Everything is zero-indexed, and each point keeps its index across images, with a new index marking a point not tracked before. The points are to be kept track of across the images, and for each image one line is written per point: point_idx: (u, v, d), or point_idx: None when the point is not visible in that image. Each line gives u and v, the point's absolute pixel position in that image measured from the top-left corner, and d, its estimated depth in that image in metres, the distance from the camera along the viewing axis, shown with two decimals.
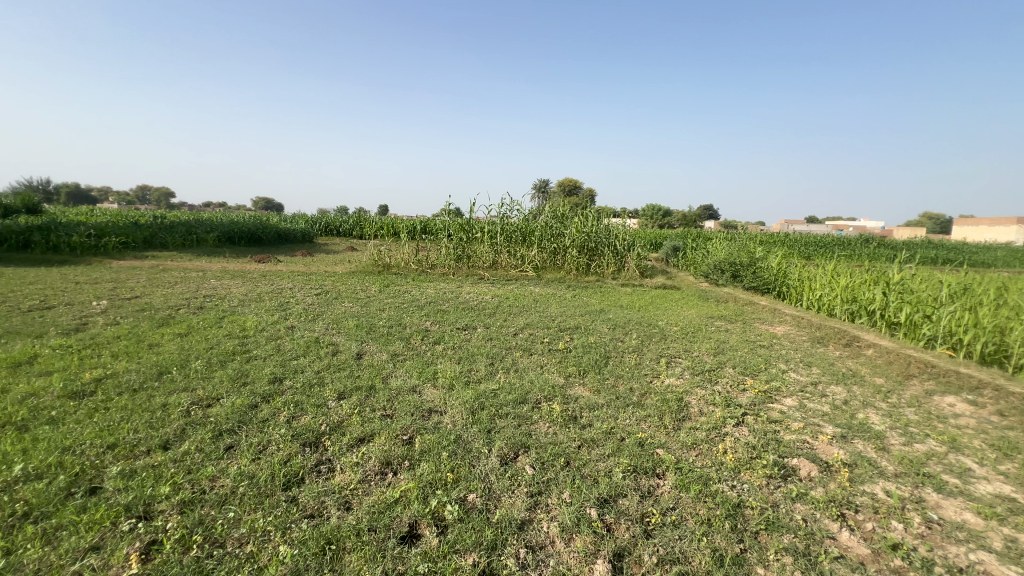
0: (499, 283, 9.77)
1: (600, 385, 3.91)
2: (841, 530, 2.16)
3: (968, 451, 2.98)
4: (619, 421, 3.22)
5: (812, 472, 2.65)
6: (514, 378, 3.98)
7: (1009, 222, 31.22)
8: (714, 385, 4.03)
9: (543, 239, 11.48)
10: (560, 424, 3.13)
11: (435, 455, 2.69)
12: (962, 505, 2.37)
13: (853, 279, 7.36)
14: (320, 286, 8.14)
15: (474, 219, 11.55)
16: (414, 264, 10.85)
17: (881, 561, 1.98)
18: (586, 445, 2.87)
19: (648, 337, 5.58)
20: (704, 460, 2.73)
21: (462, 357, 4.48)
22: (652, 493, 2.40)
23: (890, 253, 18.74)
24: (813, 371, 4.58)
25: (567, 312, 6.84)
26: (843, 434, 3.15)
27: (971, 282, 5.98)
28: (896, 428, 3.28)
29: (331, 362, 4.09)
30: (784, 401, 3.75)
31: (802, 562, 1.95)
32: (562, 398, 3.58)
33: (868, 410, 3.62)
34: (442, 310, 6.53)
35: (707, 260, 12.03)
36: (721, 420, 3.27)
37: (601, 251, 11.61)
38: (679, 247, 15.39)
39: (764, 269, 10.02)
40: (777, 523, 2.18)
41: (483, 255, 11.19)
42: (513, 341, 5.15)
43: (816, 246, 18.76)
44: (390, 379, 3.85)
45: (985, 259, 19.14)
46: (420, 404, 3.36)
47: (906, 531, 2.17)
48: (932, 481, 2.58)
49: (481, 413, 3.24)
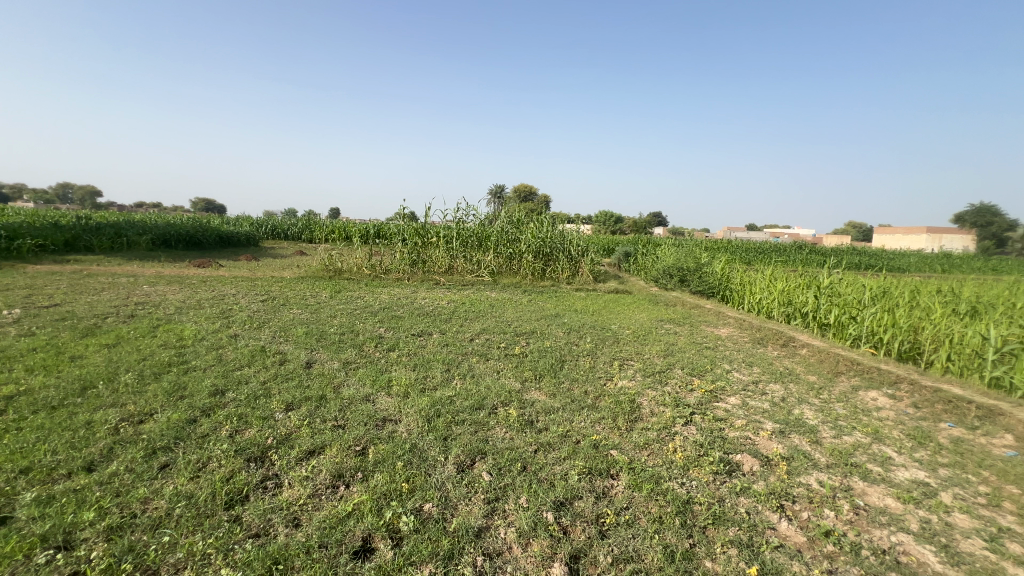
0: (455, 288, 9.72)
1: (555, 389, 3.95)
2: (780, 521, 2.29)
3: (889, 441, 3.25)
4: (574, 423, 3.27)
5: (754, 466, 2.80)
6: (470, 384, 3.96)
7: (920, 231, 34.47)
8: (665, 386, 4.17)
9: (499, 244, 11.52)
10: (516, 429, 3.14)
11: (390, 465, 2.62)
12: (884, 491, 2.58)
13: (788, 283, 7.88)
14: (267, 292, 7.78)
15: (429, 223, 11.42)
16: (367, 269, 10.60)
17: (815, 548, 2.12)
18: (543, 448, 2.90)
19: (602, 340, 5.71)
20: (655, 459, 2.83)
21: (417, 364, 4.41)
22: (607, 494, 2.46)
23: (820, 259, 20.25)
24: (754, 370, 4.85)
25: (523, 317, 6.91)
26: (781, 430, 3.35)
27: (890, 286, 6.56)
28: (827, 422, 3.53)
29: (278, 372, 3.90)
30: (728, 400, 3.94)
31: (745, 552, 2.05)
32: (519, 402, 3.60)
33: (803, 406, 3.87)
34: (397, 316, 6.41)
35: (656, 266, 12.51)
36: (671, 421, 3.39)
37: (556, 256, 11.79)
38: (630, 253, 15.92)
39: (709, 274, 10.53)
40: (722, 517, 2.28)
41: (439, 259, 11.08)
42: (470, 346, 5.12)
43: (756, 252, 19.94)
44: (343, 388, 3.72)
45: (901, 265, 21.02)
46: (374, 413, 3.26)
47: (837, 518, 2.33)
48: (859, 470, 2.79)
49: (437, 421, 3.19)
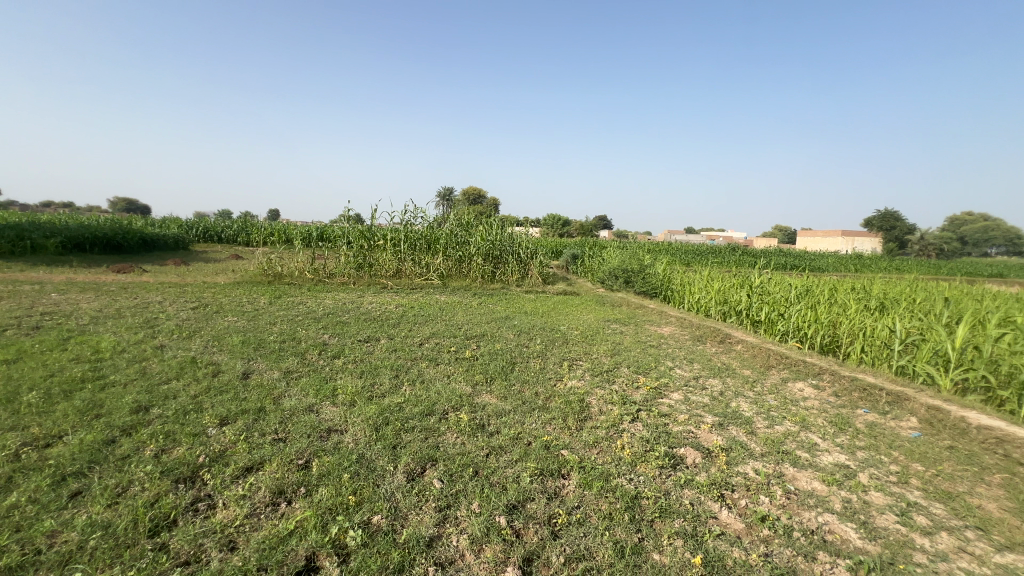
0: (403, 292, 9.52)
1: (506, 391, 3.95)
2: (721, 510, 2.41)
3: (814, 429, 3.51)
4: (525, 425, 3.28)
5: (696, 459, 2.93)
6: (420, 389, 3.87)
7: (836, 234, 37.70)
8: (612, 385, 4.29)
9: (448, 246, 11.40)
10: (468, 434, 3.11)
11: (335, 478, 2.51)
12: (812, 475, 2.77)
13: (723, 283, 8.36)
14: (198, 298, 7.26)
15: (376, 225, 11.12)
16: (310, 273, 10.16)
17: (753, 533, 2.24)
18: (495, 452, 2.88)
19: (552, 342, 5.78)
20: (605, 456, 2.89)
21: (364, 371, 4.26)
22: (558, 494, 2.48)
23: (751, 260, 21.67)
24: (694, 366, 5.09)
25: (473, 320, 6.88)
26: (721, 422, 3.53)
27: (812, 284, 7.12)
28: (761, 413, 3.76)
29: (210, 385, 3.63)
30: (672, 396, 4.11)
31: (690, 542, 2.14)
32: (470, 407, 3.56)
33: (740, 399, 4.10)
34: (342, 322, 6.17)
35: (602, 267, 12.88)
36: (619, 418, 3.48)
37: (505, 259, 11.85)
38: (577, 255, 16.30)
39: (651, 275, 10.97)
40: (668, 510, 2.36)
41: (386, 263, 10.81)
42: (419, 351, 5.02)
43: (694, 254, 21.05)
44: (283, 399, 3.52)
45: (821, 265, 22.89)
46: (318, 424, 3.12)
47: (771, 503, 2.48)
48: (789, 457, 2.99)
49: (385, 429, 3.10)
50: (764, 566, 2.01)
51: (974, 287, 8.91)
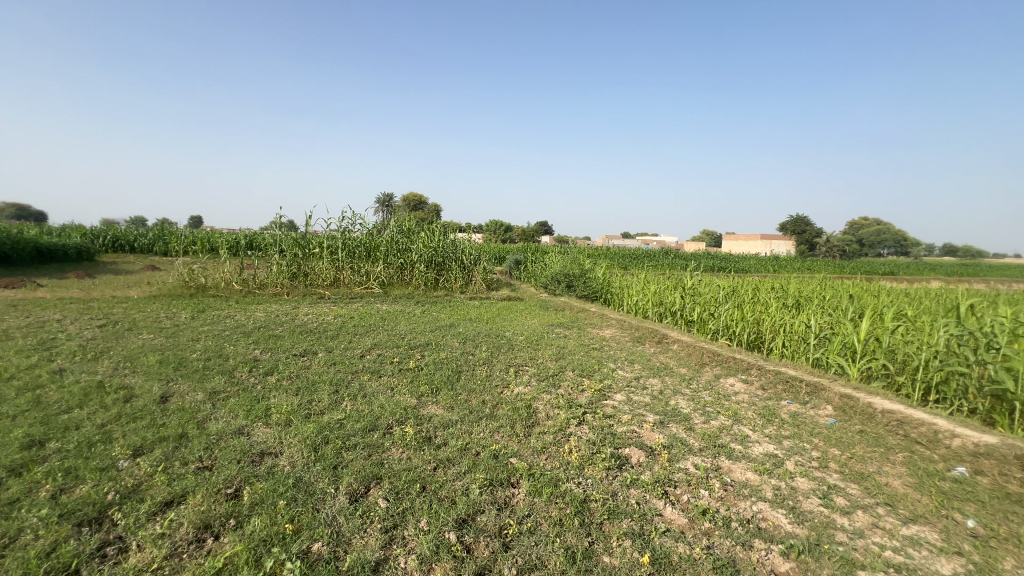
0: (341, 301, 9.15)
1: (452, 401, 3.87)
2: (665, 507, 2.49)
3: (745, 421, 3.74)
4: (473, 435, 3.23)
5: (640, 458, 3.02)
6: (362, 404, 3.71)
7: (756, 238, 40.85)
8: (558, 389, 4.34)
9: (389, 254, 11.10)
10: (414, 448, 3.01)
11: (270, 506, 2.33)
12: (745, 466, 2.94)
13: (659, 286, 8.77)
14: (106, 314, 6.55)
15: (311, 233, 10.62)
16: (238, 284, 9.51)
17: (695, 527, 2.33)
18: (442, 464, 2.81)
19: (498, 348, 5.77)
20: (553, 461, 2.91)
21: (300, 387, 4.02)
22: (508, 504, 2.46)
23: (683, 263, 22.94)
24: (635, 367, 5.27)
25: (416, 328, 6.73)
26: (662, 421, 3.66)
27: (737, 285, 7.64)
28: (698, 410, 3.95)
29: (121, 412, 3.26)
30: (615, 397, 4.22)
31: (638, 541, 2.19)
32: (415, 419, 3.46)
33: (678, 397, 4.29)
34: (275, 336, 5.80)
35: (545, 272, 13.10)
36: (565, 422, 3.52)
37: (448, 265, 11.73)
38: (520, 260, 16.49)
39: (592, 279, 11.30)
40: (616, 511, 2.41)
41: (323, 272, 10.35)
42: (360, 364, 4.82)
43: (630, 258, 21.94)
44: (209, 422, 3.24)
45: (745, 266, 24.63)
46: (249, 448, 2.89)
47: (710, 496, 2.60)
48: (724, 450, 3.15)
49: (325, 448, 2.93)
50: (707, 558, 2.10)
51: (871, 284, 9.98)
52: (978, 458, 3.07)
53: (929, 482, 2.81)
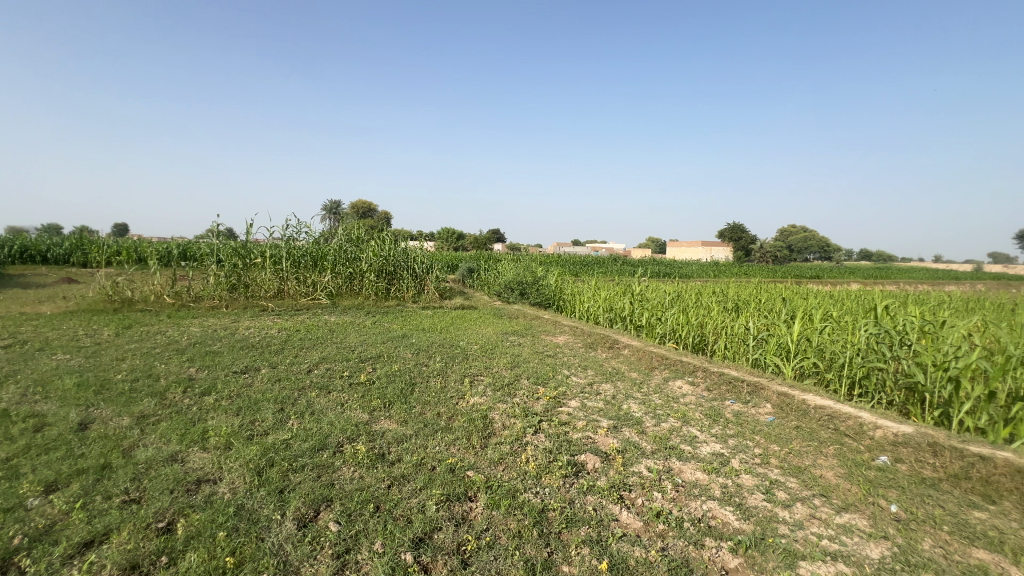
0: (286, 314, 8.74)
1: (406, 415, 3.77)
2: (621, 511, 2.54)
3: (693, 422, 3.89)
4: (428, 449, 3.16)
5: (596, 464, 3.06)
6: (310, 422, 3.53)
7: (698, 246, 43.00)
8: (514, 398, 4.34)
9: (336, 263, 10.73)
10: (366, 466, 2.90)
11: (207, 539, 2.16)
12: (695, 467, 3.06)
13: (609, 292, 9.01)
14: (13, 333, 5.90)
15: (251, 241, 10.09)
16: (170, 297, 8.86)
17: (650, 530, 2.39)
18: (397, 482, 2.73)
19: (452, 358, 5.70)
20: (510, 472, 2.90)
21: (241, 407, 3.77)
22: (466, 519, 2.42)
23: (631, 270, 23.76)
24: (588, 373, 5.37)
25: (367, 340, 6.53)
26: (615, 425, 3.74)
27: (682, 291, 7.98)
28: (649, 413, 4.07)
29: (31, 444, 2.93)
30: (570, 404, 4.27)
31: (596, 548, 2.21)
32: (367, 435, 3.34)
33: (630, 401, 4.40)
34: (212, 352, 5.43)
35: (498, 280, 13.14)
36: (522, 431, 3.52)
37: (400, 275, 11.52)
38: (473, 268, 16.45)
39: (545, 286, 11.45)
40: (574, 519, 2.42)
41: (266, 283, 9.86)
42: (307, 379, 4.59)
43: (580, 265, 22.44)
44: (136, 450, 2.97)
45: (688, 272, 25.81)
46: (184, 476, 2.67)
47: (663, 498, 2.68)
48: (675, 452, 3.27)
49: (270, 472, 2.76)
50: (662, 560, 2.15)
51: (799, 288, 10.77)
52: (897, 446, 3.35)
53: (858, 471, 3.04)
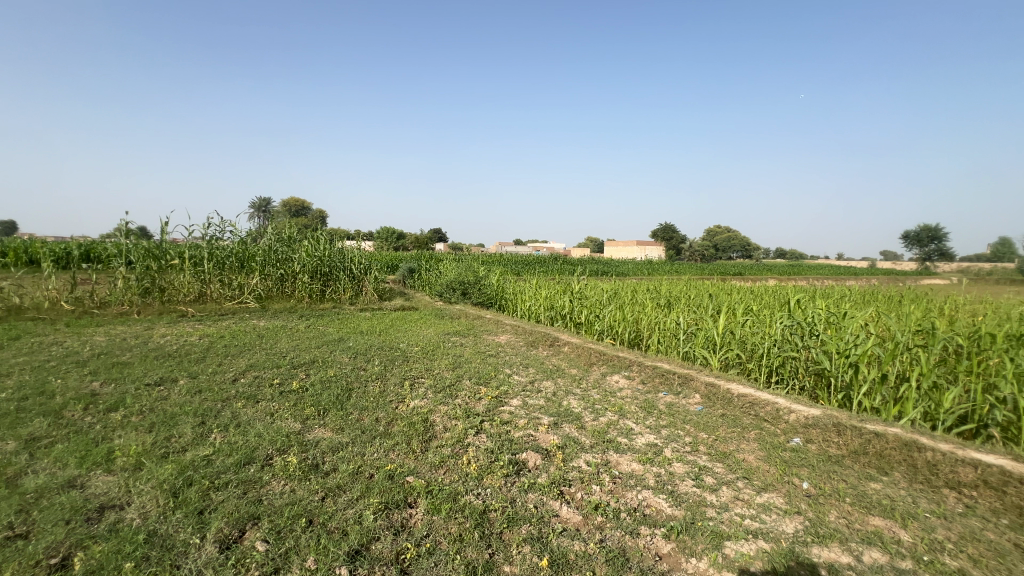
0: (209, 319, 8.11)
1: (342, 422, 3.61)
2: (561, 507, 2.58)
3: (629, 415, 4.04)
4: (366, 457, 3.05)
5: (537, 461, 3.10)
6: (235, 435, 3.29)
7: (633, 246, 44.86)
8: (455, 399, 4.29)
9: (265, 264, 10.09)
10: (298, 478, 2.75)
11: (111, 572, 1.94)
12: (630, 458, 3.17)
13: (550, 291, 9.16)
14: None
15: (167, 241, 9.25)
16: (68, 304, 7.93)
17: (589, 523, 2.45)
18: (332, 493, 2.60)
19: (391, 361, 5.54)
20: (452, 475, 2.86)
21: (155, 422, 3.44)
22: (405, 527, 2.35)
23: (571, 269, 24.27)
24: (530, 371, 5.43)
25: (300, 345, 6.20)
26: (556, 422, 3.81)
27: (618, 290, 8.28)
28: (588, 408, 4.18)
29: None
30: (511, 402, 4.30)
31: (537, 546, 2.23)
32: (299, 446, 3.16)
33: (570, 398, 4.49)
34: (120, 364, 4.91)
35: (440, 280, 12.95)
36: (463, 433, 3.49)
37: (335, 276, 11.06)
38: (414, 268, 16.11)
39: (487, 286, 11.44)
40: (515, 518, 2.43)
41: (184, 286, 9.07)
42: (232, 389, 4.27)
43: (522, 264, 22.67)
44: (24, 478, 2.62)
45: (625, 271, 26.85)
46: (84, 503, 2.39)
47: (602, 491, 2.76)
48: (612, 445, 3.37)
49: (188, 492, 2.54)
50: (600, 552, 2.21)
51: (725, 283, 11.51)
52: (808, 428, 3.67)
53: (775, 453, 3.29)
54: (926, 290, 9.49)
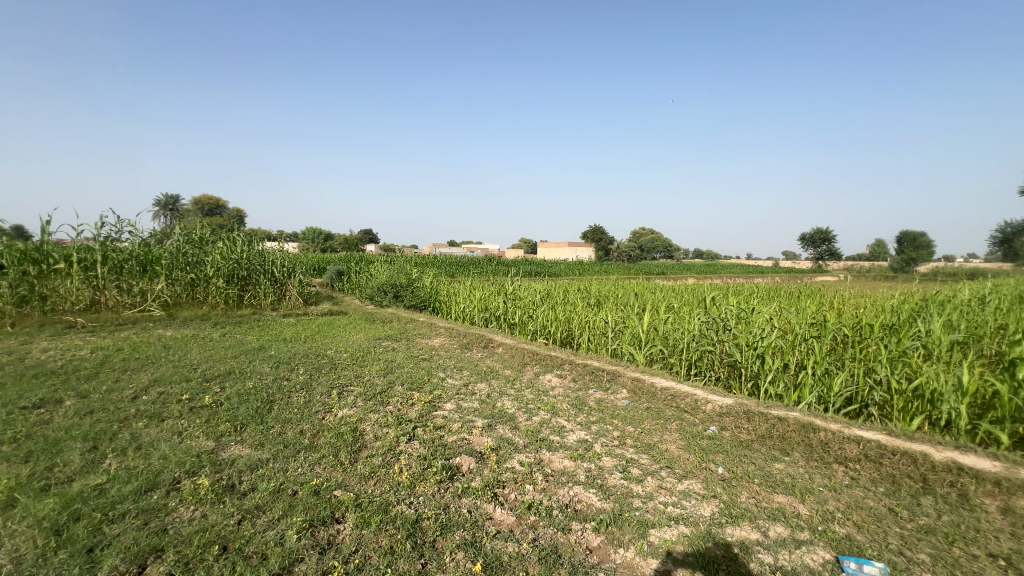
0: (104, 329, 7.23)
1: (262, 437, 3.37)
2: (495, 509, 2.58)
3: (561, 413, 4.14)
4: (288, 473, 2.87)
5: (471, 464, 3.08)
6: (135, 459, 2.96)
7: (565, 247, 46.27)
8: (387, 406, 4.15)
9: (172, 267, 9.17)
10: (211, 501, 2.53)
11: None
12: (563, 455, 3.25)
13: (484, 293, 9.16)
14: None
15: (50, 242, 8.14)
16: None
17: (522, 523, 2.47)
18: (250, 515, 2.41)
19: (318, 369, 5.27)
20: (383, 485, 2.77)
21: (33, 450, 3.00)
22: (332, 544, 2.24)
23: (505, 271, 24.48)
24: (464, 374, 5.39)
25: (213, 356, 5.71)
26: (490, 423, 3.81)
27: (551, 291, 8.45)
28: (522, 408, 4.22)
29: None
30: (445, 406, 4.24)
31: (470, 550, 2.21)
32: (213, 466, 2.91)
33: (504, 398, 4.53)
34: None
35: (370, 283, 12.49)
36: (395, 440, 3.39)
37: (254, 280, 10.32)
38: (342, 271, 15.43)
39: (421, 288, 11.23)
40: (448, 524, 2.40)
41: (73, 293, 8.03)
42: (131, 408, 3.83)
43: (457, 265, 22.54)
44: None
45: (557, 271, 27.55)
46: None
47: (535, 490, 2.80)
48: (545, 443, 3.44)
49: (75, 527, 2.24)
50: (534, 551, 2.23)
51: (650, 283, 12.13)
52: (722, 416, 3.97)
53: (694, 442, 3.52)
54: (817, 287, 10.64)
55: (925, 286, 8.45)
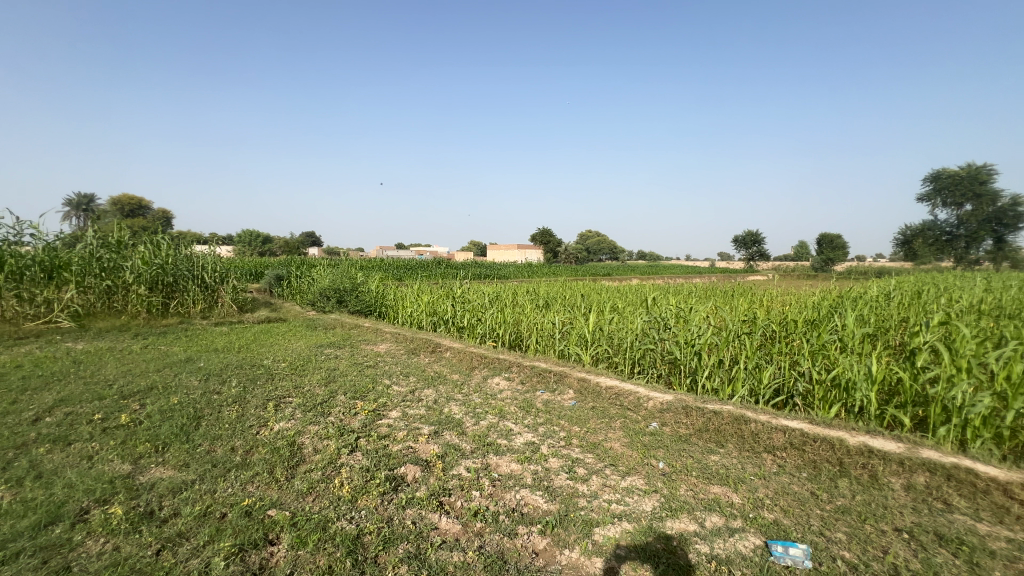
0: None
1: (187, 457, 3.12)
2: (441, 518, 2.53)
3: (509, 416, 4.13)
4: (216, 494, 2.66)
5: (416, 474, 3.00)
6: (33, 490, 2.63)
7: (513, 250, 46.61)
8: (328, 417, 3.97)
9: (85, 274, 8.28)
10: (125, 531, 2.29)
11: None
12: (510, 459, 3.24)
13: (432, 297, 9.02)
14: None
15: None
16: None
17: (468, 531, 2.43)
18: (170, 544, 2.21)
19: (253, 381, 4.95)
20: (322, 501, 2.64)
21: None
22: (264, 568, 2.10)
23: (454, 274, 24.29)
24: (410, 380, 5.26)
25: (133, 370, 5.22)
26: (437, 430, 3.73)
27: (499, 293, 8.46)
28: (469, 413, 4.18)
29: None
30: (390, 414, 4.12)
31: (414, 563, 2.15)
32: (128, 491, 2.65)
33: (451, 404, 4.45)
34: None
35: (312, 288, 11.96)
36: (335, 453, 3.24)
37: (182, 287, 9.57)
38: (282, 275, 14.68)
39: (366, 292, 10.87)
40: (391, 538, 2.32)
41: None
42: (31, 432, 3.42)
43: (405, 267, 22.09)
44: None
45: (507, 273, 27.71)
46: None
47: (481, 496, 2.77)
48: (492, 447, 3.42)
49: None
50: (479, 559, 2.20)
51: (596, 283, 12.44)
52: (662, 413, 4.12)
53: (637, 439, 3.63)
54: (749, 286, 11.32)
55: (841, 283, 9.25)
